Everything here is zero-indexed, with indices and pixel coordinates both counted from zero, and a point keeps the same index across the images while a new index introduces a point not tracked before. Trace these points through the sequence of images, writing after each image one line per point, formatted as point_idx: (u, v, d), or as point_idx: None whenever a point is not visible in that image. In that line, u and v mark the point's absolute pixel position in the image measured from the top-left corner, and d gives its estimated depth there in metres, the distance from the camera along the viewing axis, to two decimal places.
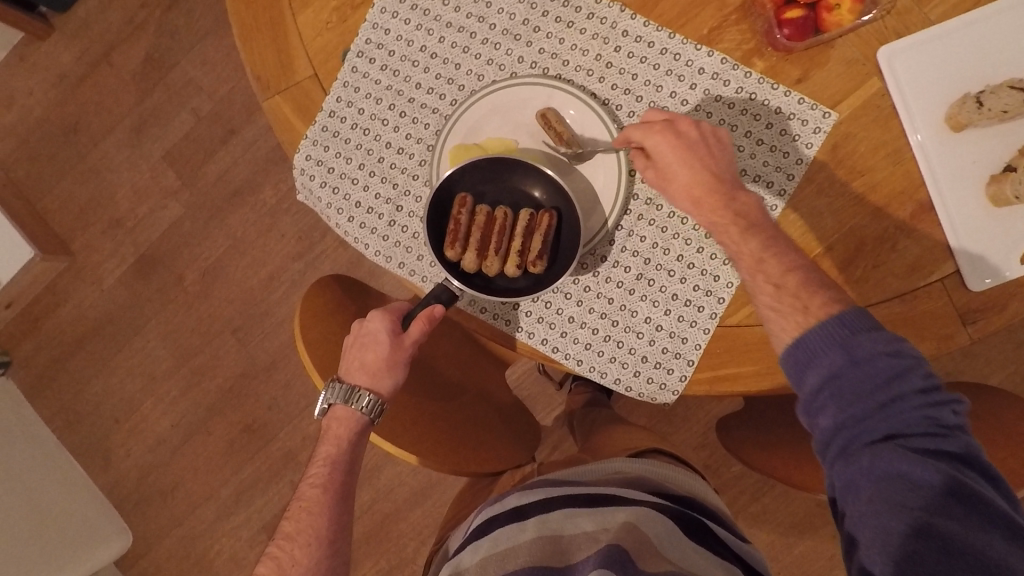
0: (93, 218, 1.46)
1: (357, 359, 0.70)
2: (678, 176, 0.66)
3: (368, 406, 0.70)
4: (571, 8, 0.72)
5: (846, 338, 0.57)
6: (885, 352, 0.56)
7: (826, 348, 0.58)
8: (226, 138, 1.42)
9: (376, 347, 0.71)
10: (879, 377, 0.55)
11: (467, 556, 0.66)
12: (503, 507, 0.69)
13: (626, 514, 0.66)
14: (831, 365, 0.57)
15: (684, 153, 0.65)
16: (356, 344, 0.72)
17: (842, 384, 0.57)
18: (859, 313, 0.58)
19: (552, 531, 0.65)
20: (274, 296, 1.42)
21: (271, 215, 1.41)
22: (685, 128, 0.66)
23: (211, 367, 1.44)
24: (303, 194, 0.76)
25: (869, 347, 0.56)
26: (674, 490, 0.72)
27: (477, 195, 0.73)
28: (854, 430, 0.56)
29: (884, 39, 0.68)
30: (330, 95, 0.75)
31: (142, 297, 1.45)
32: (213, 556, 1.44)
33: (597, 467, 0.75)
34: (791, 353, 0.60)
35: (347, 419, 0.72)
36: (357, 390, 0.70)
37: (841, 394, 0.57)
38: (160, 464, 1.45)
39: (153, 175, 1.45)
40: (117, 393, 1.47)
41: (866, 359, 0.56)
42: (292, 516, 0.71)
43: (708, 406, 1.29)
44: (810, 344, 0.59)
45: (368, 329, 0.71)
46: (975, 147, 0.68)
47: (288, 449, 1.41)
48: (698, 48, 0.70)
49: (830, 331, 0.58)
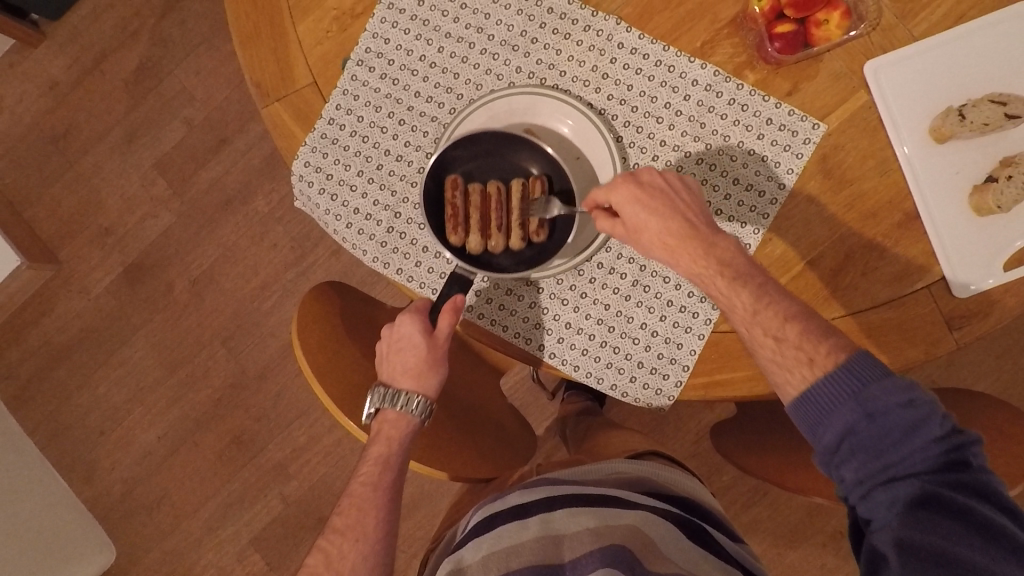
0: (81, 226, 1.45)
1: (400, 365, 0.71)
2: (648, 226, 0.63)
3: (419, 407, 0.71)
4: (568, 21, 0.74)
5: (857, 389, 0.55)
6: (899, 403, 0.53)
7: (836, 401, 0.55)
8: (218, 148, 1.42)
9: (414, 349, 0.71)
10: (895, 429, 0.53)
11: (467, 552, 0.66)
12: (504, 504, 0.69)
13: (629, 517, 0.66)
14: (845, 420, 0.55)
15: (648, 203, 0.63)
16: (395, 351, 0.72)
17: (860, 439, 0.54)
18: (867, 358, 0.56)
19: (554, 532, 0.65)
20: (266, 305, 1.41)
21: (263, 224, 1.41)
22: (647, 177, 0.64)
23: (200, 378, 1.42)
24: (301, 201, 0.77)
25: (881, 398, 0.54)
26: (672, 492, 0.73)
27: (465, 176, 0.73)
28: (876, 479, 0.54)
29: (869, 53, 0.71)
30: (330, 103, 0.75)
31: (130, 306, 1.44)
32: (199, 570, 1.41)
33: (596, 468, 0.76)
34: (800, 405, 0.58)
35: (398, 421, 0.71)
36: (406, 393, 0.71)
37: (860, 448, 0.54)
38: (146, 476, 1.43)
39: (144, 183, 1.44)
40: (103, 404, 1.44)
41: (881, 413, 0.54)
42: (343, 511, 0.70)
43: (699, 415, 1.30)
44: (820, 397, 0.57)
45: (403, 334, 0.71)
46: (958, 158, 0.70)
47: (278, 461, 1.40)
48: (691, 60, 0.72)
49: (839, 382, 0.56)
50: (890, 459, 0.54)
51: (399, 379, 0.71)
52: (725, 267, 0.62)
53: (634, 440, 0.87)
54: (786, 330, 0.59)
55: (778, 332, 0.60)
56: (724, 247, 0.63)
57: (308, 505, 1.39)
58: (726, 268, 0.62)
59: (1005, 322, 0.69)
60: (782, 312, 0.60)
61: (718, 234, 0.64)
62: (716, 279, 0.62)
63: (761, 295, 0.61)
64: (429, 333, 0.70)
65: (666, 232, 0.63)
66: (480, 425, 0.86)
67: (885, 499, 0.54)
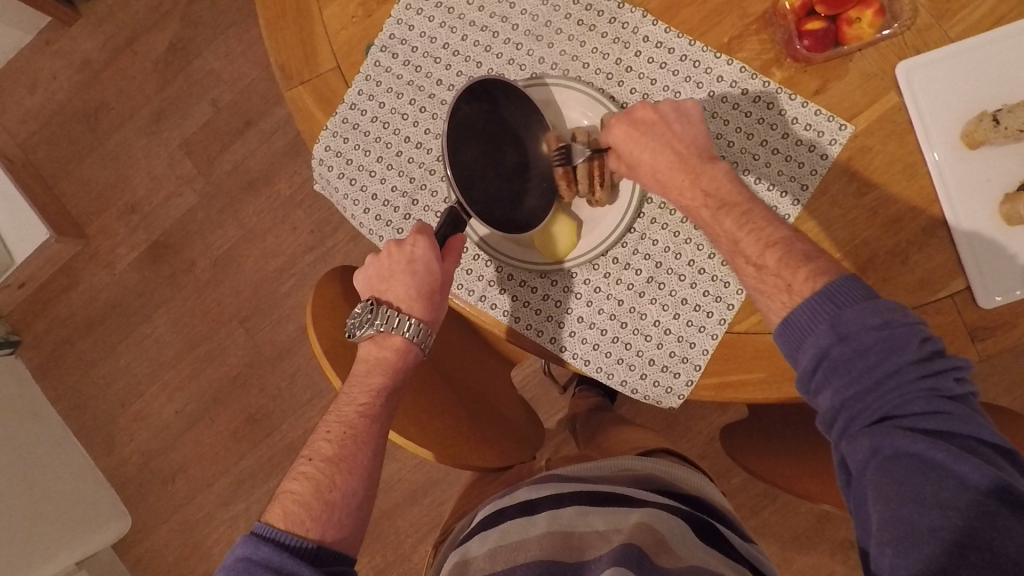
0: (109, 202, 1.48)
1: (409, 287, 0.70)
2: (642, 160, 0.68)
3: (418, 335, 0.71)
4: (593, 12, 0.73)
5: (834, 313, 0.55)
6: (874, 324, 0.53)
7: (813, 324, 0.55)
8: (244, 130, 1.43)
9: (420, 272, 0.69)
10: (869, 352, 0.53)
11: (473, 544, 0.66)
12: (512, 500, 0.69)
13: (639, 515, 0.65)
14: (819, 344, 0.55)
15: (642, 137, 0.67)
16: (405, 271, 0.70)
17: (836, 362, 0.54)
18: (850, 285, 0.56)
19: (563, 528, 0.65)
20: (284, 288, 1.43)
21: (284, 207, 1.42)
22: (640, 114, 0.68)
23: (218, 356, 1.45)
24: (320, 184, 0.77)
25: (856, 320, 0.53)
26: (682, 489, 0.72)
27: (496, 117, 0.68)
28: (853, 405, 0.53)
29: (903, 54, 0.69)
30: (352, 88, 0.76)
31: (153, 282, 1.47)
32: (209, 545, 1.44)
33: (604, 464, 0.75)
34: (782, 332, 0.58)
35: (400, 351, 0.71)
36: (404, 317, 0.71)
37: (836, 372, 0.54)
38: (162, 449, 1.46)
39: (170, 162, 1.46)
40: (123, 377, 1.48)
41: (854, 335, 0.53)
42: (333, 437, 0.69)
43: (713, 416, 1.29)
44: (799, 323, 0.57)
45: (416, 257, 0.69)
46: (991, 166, 0.68)
47: (290, 441, 1.42)
48: (717, 56, 0.71)
49: (815, 307, 0.56)
50: (867, 385, 0.53)
51: (403, 302, 0.71)
52: (709, 197, 0.66)
53: (643, 438, 0.86)
54: (766, 257, 0.62)
55: (759, 261, 0.62)
56: (711, 176, 0.66)
57: None
58: (712, 198, 0.66)
59: None
60: (763, 238, 0.63)
61: (708, 163, 0.67)
62: (700, 209, 0.66)
63: (742, 222, 0.64)
64: (446, 261, 0.70)
65: (656, 166, 0.67)
66: (484, 413, 0.85)
67: (864, 430, 0.52)
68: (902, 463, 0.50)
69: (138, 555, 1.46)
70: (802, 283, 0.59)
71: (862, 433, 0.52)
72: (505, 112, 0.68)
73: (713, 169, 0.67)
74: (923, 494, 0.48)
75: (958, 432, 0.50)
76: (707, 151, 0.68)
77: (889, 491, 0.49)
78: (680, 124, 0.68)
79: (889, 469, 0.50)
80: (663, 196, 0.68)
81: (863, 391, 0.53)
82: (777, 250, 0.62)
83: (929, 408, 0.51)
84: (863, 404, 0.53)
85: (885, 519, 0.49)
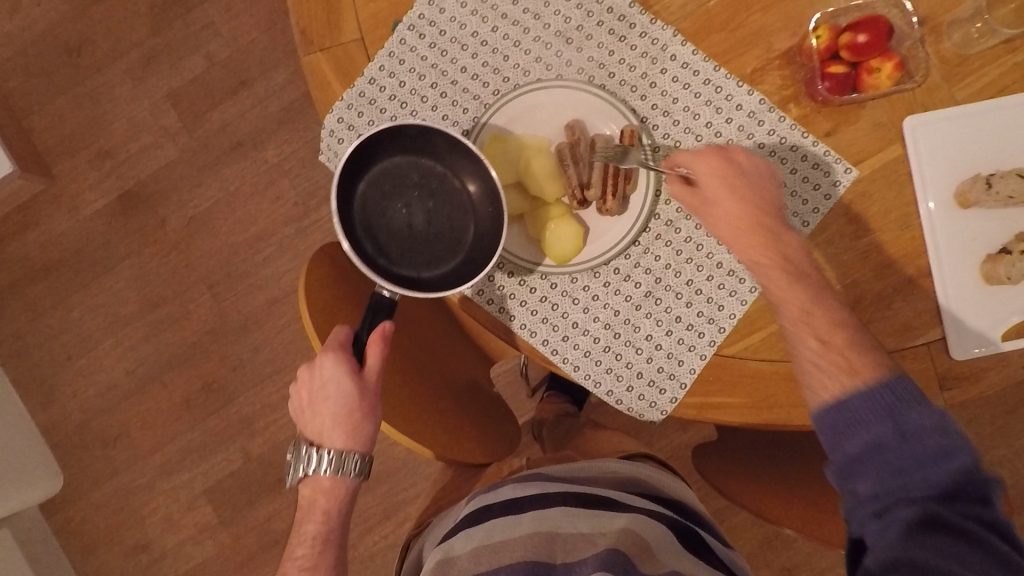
0: (82, 144, 1.41)
1: (330, 413, 0.68)
2: (722, 203, 0.67)
3: (353, 464, 0.69)
4: (625, 23, 0.74)
5: (892, 409, 0.59)
6: (928, 427, 0.57)
7: (869, 415, 0.60)
8: (237, 90, 1.39)
9: (335, 394, 0.67)
10: (918, 451, 0.57)
11: (457, 542, 0.65)
12: (497, 498, 0.68)
13: (624, 520, 0.66)
14: (872, 433, 0.59)
15: (732, 187, 0.67)
16: (322, 396, 0.68)
17: (886, 451, 0.58)
18: (909, 387, 0.60)
19: (548, 528, 0.65)
20: (259, 257, 1.38)
21: (270, 175, 1.38)
22: (739, 160, 0.68)
23: (179, 319, 1.39)
24: (326, 155, 0.75)
25: (916, 417, 0.58)
26: (663, 496, 0.74)
27: (404, 163, 0.70)
28: (887, 493, 0.57)
29: (911, 109, 0.72)
30: (374, 63, 0.74)
31: (119, 234, 1.40)
32: (146, 513, 1.38)
33: (589, 466, 0.75)
34: (829, 411, 0.62)
35: (332, 488, 0.70)
36: (335, 450, 0.69)
37: (878, 462, 0.58)
38: (107, 409, 1.39)
39: (153, 112, 1.40)
40: (73, 329, 1.40)
41: (906, 432, 0.58)
42: None
43: (675, 435, 1.31)
44: (854, 411, 0.61)
45: (327, 378, 0.67)
46: (978, 226, 0.72)
47: (245, 414, 1.38)
48: (740, 85, 0.72)
49: (875, 399, 0.60)
50: (906, 477, 0.57)
51: (325, 433, 0.69)
52: (789, 263, 0.66)
53: (615, 447, 0.87)
54: (834, 334, 0.64)
55: (825, 335, 0.64)
56: (789, 243, 0.67)
57: (269, 464, 1.37)
58: (771, 253, 0.66)
59: (993, 390, 0.71)
60: (832, 315, 0.64)
61: (785, 231, 0.67)
62: (774, 272, 0.66)
63: (816, 297, 0.65)
64: (362, 376, 0.66)
65: (731, 219, 0.67)
66: (464, 405, 0.85)
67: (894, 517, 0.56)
68: (921, 552, 0.53)
69: (66, 518, 1.38)
70: (865, 365, 0.62)
71: (889, 519, 0.56)
72: (416, 157, 0.70)
73: (790, 238, 0.67)
74: None
75: (991, 546, 0.53)
76: (783, 218, 0.68)
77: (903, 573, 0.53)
78: (761, 180, 0.68)
79: (910, 555, 0.54)
80: (732, 244, 0.68)
81: (899, 482, 0.57)
82: (844, 328, 0.64)
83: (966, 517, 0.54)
84: (902, 490, 0.57)
85: None
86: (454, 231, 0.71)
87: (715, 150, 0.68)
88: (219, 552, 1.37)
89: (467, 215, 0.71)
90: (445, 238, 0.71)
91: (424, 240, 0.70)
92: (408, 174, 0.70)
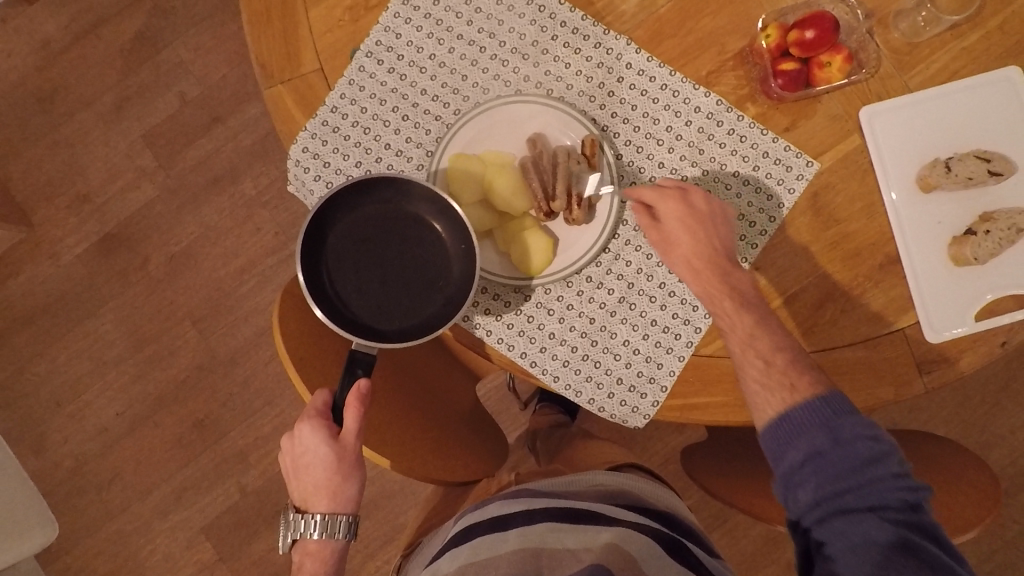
0: (60, 190, 1.41)
1: (313, 483, 0.69)
2: (680, 242, 0.69)
3: (341, 527, 0.69)
4: (579, 35, 0.75)
5: (828, 419, 0.62)
6: (864, 437, 0.61)
7: (808, 426, 0.63)
8: (211, 125, 1.40)
9: (315, 461, 0.68)
10: (853, 458, 0.61)
11: (443, 563, 0.64)
12: (484, 515, 0.69)
13: (609, 534, 0.65)
14: (813, 445, 0.62)
15: (690, 223, 0.68)
16: (304, 467, 0.69)
17: (824, 461, 0.62)
18: (842, 396, 0.63)
19: (534, 544, 0.64)
20: (243, 290, 1.38)
21: (249, 207, 1.39)
22: (695, 200, 0.69)
23: (167, 357, 1.39)
24: (294, 186, 0.76)
25: (851, 430, 0.62)
26: (652, 507, 0.73)
27: (369, 216, 0.71)
28: (828, 502, 0.61)
29: (866, 99, 0.73)
30: (335, 91, 0.75)
31: (102, 277, 1.40)
32: (145, 556, 1.37)
33: (576, 479, 0.75)
34: (772, 426, 0.65)
35: (319, 551, 0.70)
36: (322, 517, 0.69)
37: (820, 471, 0.62)
38: (100, 453, 1.38)
39: (129, 153, 1.41)
40: (61, 376, 1.40)
41: (845, 441, 0.61)
42: None
43: (671, 437, 1.31)
44: (794, 422, 0.64)
45: (307, 449, 0.68)
46: (940, 209, 0.72)
47: (239, 448, 1.37)
48: (696, 88, 0.73)
49: (815, 412, 0.63)
50: (845, 485, 0.61)
51: (312, 503, 0.70)
52: (736, 294, 0.68)
53: (605, 454, 0.87)
54: (777, 356, 0.66)
55: (769, 356, 0.66)
56: (739, 278, 0.69)
57: (266, 497, 1.36)
58: (735, 291, 0.68)
59: (971, 371, 0.71)
60: (777, 342, 0.66)
61: (733, 266, 0.69)
62: (725, 302, 0.67)
63: (762, 322, 0.67)
64: (339, 441, 0.67)
65: (692, 254, 0.68)
66: (450, 424, 0.85)
67: (838, 522, 0.61)
68: (864, 555, 0.59)
69: (64, 567, 1.37)
70: (805, 386, 0.64)
71: (833, 524, 0.61)
72: (379, 207, 0.71)
73: (739, 272, 0.69)
74: None
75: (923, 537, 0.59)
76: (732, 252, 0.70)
77: None
78: (719, 225, 0.69)
79: (855, 556, 0.59)
80: (690, 282, 0.69)
81: (839, 491, 0.61)
82: (788, 354, 0.66)
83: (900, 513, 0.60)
84: (839, 497, 0.61)
85: None
86: (431, 274, 0.72)
87: (676, 191, 0.69)
88: None
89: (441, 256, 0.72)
90: (424, 283, 0.72)
91: (399, 287, 0.71)
92: (376, 226, 0.71)
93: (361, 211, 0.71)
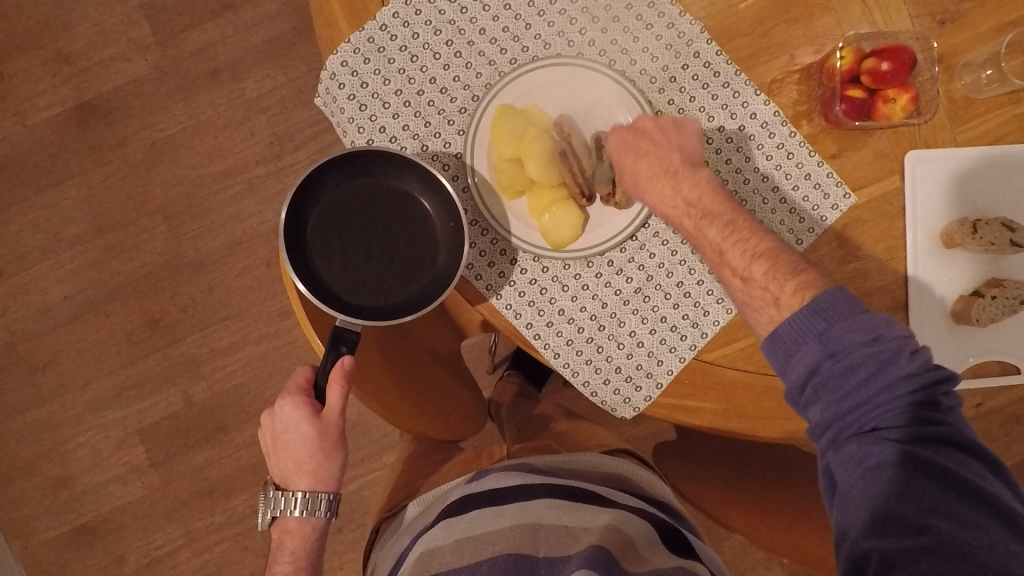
0: (38, 42, 1.28)
1: (295, 459, 0.69)
2: (627, 164, 0.69)
3: (322, 504, 0.70)
4: (654, 11, 0.72)
5: (823, 328, 0.58)
6: (863, 340, 0.56)
7: (803, 339, 0.58)
8: (220, 12, 1.29)
9: (297, 437, 0.68)
10: (860, 366, 0.56)
11: (439, 531, 0.69)
12: (480, 487, 0.72)
13: (608, 516, 0.70)
14: (809, 359, 0.58)
15: (631, 141, 0.69)
16: (285, 444, 0.69)
17: (825, 375, 0.57)
18: (834, 296, 0.59)
19: (531, 521, 0.70)
20: (224, 194, 1.30)
21: (247, 109, 1.30)
22: (642, 123, 0.69)
23: (130, 247, 1.30)
24: (322, 99, 0.71)
25: (844, 335, 0.57)
26: (646, 492, 0.78)
27: (359, 190, 0.69)
28: (841, 424, 0.57)
29: (914, 143, 0.73)
30: (388, 8, 0.70)
31: (72, 148, 1.29)
32: (71, 449, 1.31)
33: (575, 458, 0.78)
34: (769, 346, 0.61)
35: (299, 529, 0.71)
36: (302, 493, 0.70)
37: (825, 386, 0.57)
38: (39, 333, 1.30)
39: (124, 20, 1.29)
40: (9, 243, 1.30)
41: (843, 350, 0.57)
42: None
43: (628, 428, 1.32)
44: (787, 336, 0.60)
45: (288, 427, 0.68)
46: (954, 266, 0.74)
47: (191, 357, 1.31)
48: (757, 93, 0.72)
49: (805, 321, 0.59)
50: (855, 400, 0.56)
51: (292, 479, 0.70)
52: (694, 207, 0.67)
53: (577, 436, 0.87)
54: (752, 269, 0.65)
55: (745, 272, 0.65)
56: (694, 184, 0.68)
57: (210, 412, 1.31)
58: (694, 209, 0.67)
59: None
60: (748, 250, 0.65)
61: (693, 170, 0.68)
62: (683, 218, 0.68)
63: (727, 232, 0.66)
64: (321, 420, 0.67)
65: (639, 171, 0.68)
66: (434, 380, 0.83)
67: (853, 445, 0.56)
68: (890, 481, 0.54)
69: None
70: (789, 297, 0.62)
71: (850, 449, 0.56)
72: (370, 180, 0.69)
73: (696, 175, 0.68)
74: (915, 509, 0.53)
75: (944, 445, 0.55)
76: (697, 160, 0.68)
77: (879, 507, 0.54)
78: (672, 135, 0.68)
79: (878, 483, 0.55)
80: (649, 201, 0.69)
81: (851, 407, 0.56)
82: (764, 261, 0.64)
83: (915, 423, 0.55)
84: (852, 417, 0.56)
85: (876, 530, 0.54)
86: (418, 251, 0.70)
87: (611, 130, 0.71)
88: (146, 495, 1.31)
89: (428, 236, 0.71)
90: (410, 259, 0.70)
91: (384, 264, 0.70)
92: (367, 199, 0.70)
93: (351, 184, 0.69)
